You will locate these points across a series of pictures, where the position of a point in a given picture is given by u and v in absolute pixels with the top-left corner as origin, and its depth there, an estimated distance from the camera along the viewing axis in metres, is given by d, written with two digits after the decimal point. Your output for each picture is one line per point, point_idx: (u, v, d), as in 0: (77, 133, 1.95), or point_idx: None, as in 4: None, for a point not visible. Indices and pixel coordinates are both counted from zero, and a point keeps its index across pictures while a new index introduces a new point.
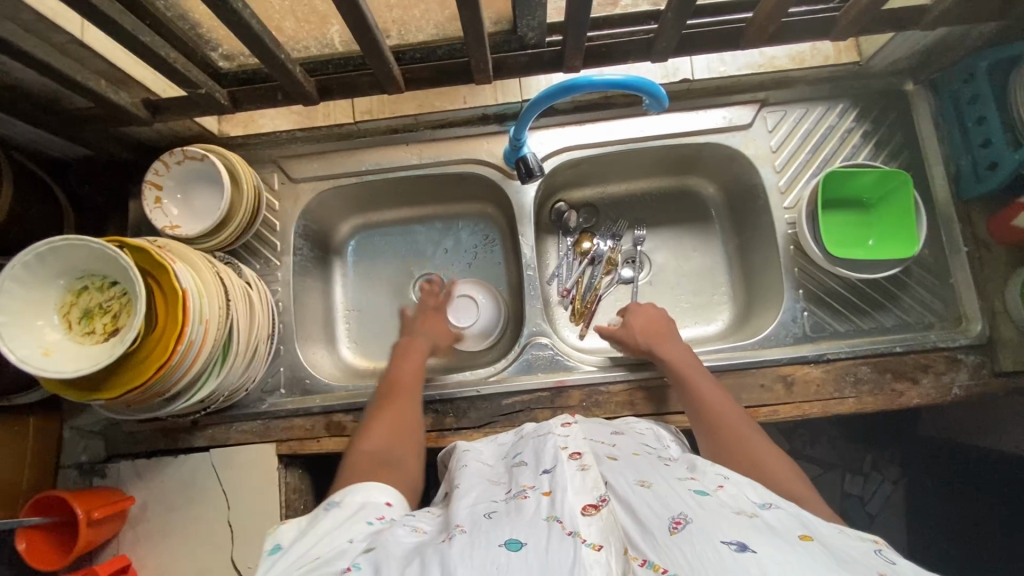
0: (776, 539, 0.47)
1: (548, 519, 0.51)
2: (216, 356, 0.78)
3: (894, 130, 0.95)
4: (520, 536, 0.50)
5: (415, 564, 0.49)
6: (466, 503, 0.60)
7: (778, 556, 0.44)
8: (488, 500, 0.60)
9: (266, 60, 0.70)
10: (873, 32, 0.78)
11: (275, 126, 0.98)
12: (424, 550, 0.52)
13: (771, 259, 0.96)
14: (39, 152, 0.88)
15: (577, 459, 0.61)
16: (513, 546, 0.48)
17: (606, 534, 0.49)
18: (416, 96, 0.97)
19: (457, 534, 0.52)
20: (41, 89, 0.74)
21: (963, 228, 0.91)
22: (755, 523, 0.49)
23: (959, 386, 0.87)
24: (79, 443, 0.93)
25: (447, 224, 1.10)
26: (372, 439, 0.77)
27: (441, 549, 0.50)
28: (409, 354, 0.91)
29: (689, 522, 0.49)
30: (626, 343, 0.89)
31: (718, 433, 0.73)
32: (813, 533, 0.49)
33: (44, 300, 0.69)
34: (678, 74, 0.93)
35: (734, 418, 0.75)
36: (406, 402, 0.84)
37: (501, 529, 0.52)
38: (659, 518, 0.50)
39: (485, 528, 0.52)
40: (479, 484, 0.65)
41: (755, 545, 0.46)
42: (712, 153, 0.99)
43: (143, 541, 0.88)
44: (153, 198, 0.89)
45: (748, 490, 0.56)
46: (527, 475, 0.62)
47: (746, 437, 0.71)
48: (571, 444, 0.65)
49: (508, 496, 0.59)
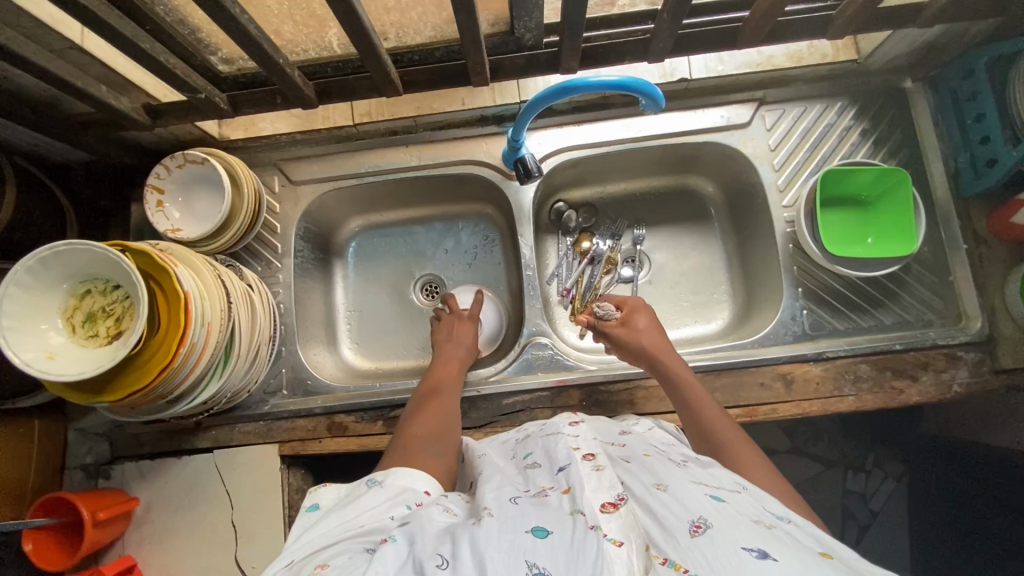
0: (795, 549, 0.47)
1: (572, 513, 0.52)
2: (218, 357, 0.79)
3: (893, 128, 0.95)
4: (546, 524, 0.51)
5: (445, 541, 0.51)
6: (490, 489, 0.60)
7: (799, 563, 0.45)
8: (507, 488, 0.60)
9: (265, 64, 0.71)
10: (870, 29, 0.78)
11: (275, 128, 0.98)
12: (455, 531, 0.52)
13: (770, 257, 0.96)
14: (41, 156, 0.89)
15: (591, 460, 0.61)
16: (540, 532, 0.50)
17: (626, 530, 0.49)
18: (415, 98, 0.98)
19: (486, 516, 0.53)
20: (43, 95, 0.75)
21: (962, 225, 0.90)
22: (775, 532, 0.49)
23: (959, 383, 0.87)
24: (84, 445, 0.94)
25: (447, 224, 1.11)
26: (414, 429, 0.77)
27: (471, 531, 0.51)
28: (447, 353, 0.92)
29: (709, 526, 0.49)
30: (631, 343, 0.86)
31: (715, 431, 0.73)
32: (832, 552, 0.49)
33: (49, 305, 0.70)
34: (676, 74, 0.93)
35: (725, 421, 0.75)
36: (449, 398, 0.84)
37: (528, 516, 0.53)
38: (678, 520, 0.51)
39: (513, 514, 0.53)
40: (495, 473, 0.66)
41: (776, 552, 0.46)
42: (710, 152, 0.99)
43: (148, 542, 0.89)
44: (154, 202, 0.90)
45: (767, 502, 0.56)
46: (542, 476, 0.62)
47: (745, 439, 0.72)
48: (584, 446, 0.65)
49: (526, 493, 0.59)
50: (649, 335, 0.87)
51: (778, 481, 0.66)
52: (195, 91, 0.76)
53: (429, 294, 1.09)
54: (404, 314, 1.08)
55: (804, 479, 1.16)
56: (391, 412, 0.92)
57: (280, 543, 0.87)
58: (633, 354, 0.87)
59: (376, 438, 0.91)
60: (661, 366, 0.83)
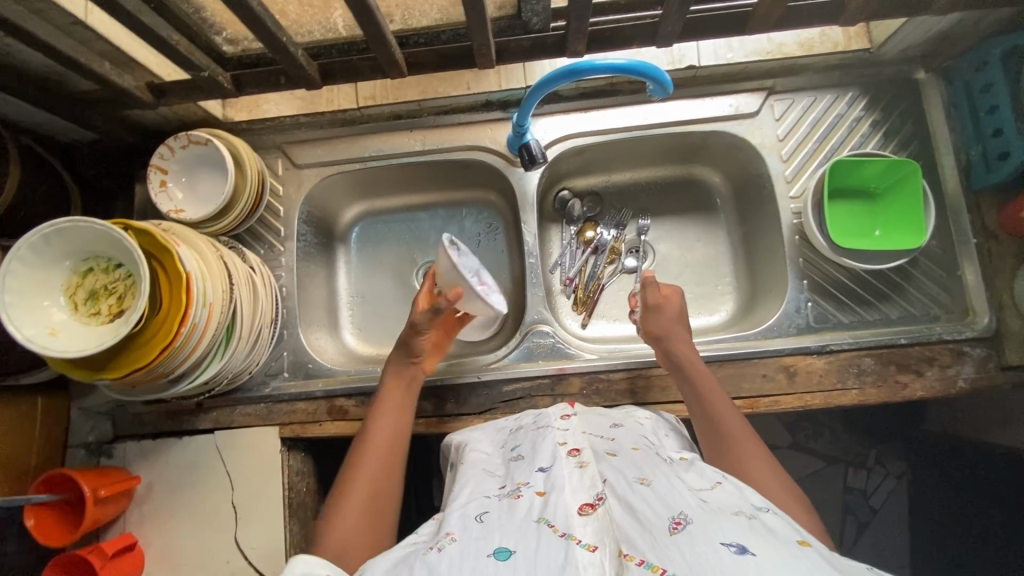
0: (776, 542, 0.47)
1: (538, 521, 0.52)
2: (220, 337, 0.79)
3: (904, 120, 0.93)
4: (509, 544, 0.50)
5: (403, 567, 0.51)
6: (458, 504, 0.60)
7: (778, 558, 0.44)
8: (481, 496, 0.60)
9: (269, 44, 0.70)
10: (884, 17, 0.77)
11: (279, 111, 0.96)
12: (411, 559, 0.52)
13: (776, 249, 0.95)
14: (46, 134, 0.89)
15: (575, 456, 0.61)
16: (502, 555, 0.49)
17: (601, 535, 0.49)
18: (419, 81, 0.95)
19: (448, 542, 0.53)
20: (46, 72, 0.74)
21: (971, 218, 0.89)
22: (754, 523, 0.49)
23: (964, 379, 0.86)
24: (86, 423, 0.94)
25: (450, 212, 1.10)
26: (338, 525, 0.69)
27: (429, 558, 0.51)
28: (385, 414, 0.80)
29: (689, 522, 0.49)
30: (655, 321, 0.84)
31: (716, 423, 0.73)
32: (811, 540, 0.49)
33: (51, 281, 0.70)
34: (684, 61, 0.91)
35: (733, 412, 0.75)
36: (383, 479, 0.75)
37: (491, 536, 0.52)
38: (658, 517, 0.50)
39: (476, 535, 0.53)
40: (475, 475, 0.66)
41: (755, 547, 0.45)
42: (718, 141, 0.98)
43: (148, 520, 0.90)
44: (158, 181, 0.90)
45: (748, 493, 0.56)
46: (522, 471, 0.62)
47: (744, 432, 0.72)
48: (570, 440, 0.64)
49: (501, 493, 0.60)
50: (675, 319, 0.84)
51: (778, 472, 0.67)
52: (199, 70, 0.75)
53: None
54: (405, 300, 1.07)
55: (805, 475, 1.16)
56: None
57: (279, 523, 0.88)
58: (654, 332, 0.84)
59: None
60: (675, 355, 0.81)
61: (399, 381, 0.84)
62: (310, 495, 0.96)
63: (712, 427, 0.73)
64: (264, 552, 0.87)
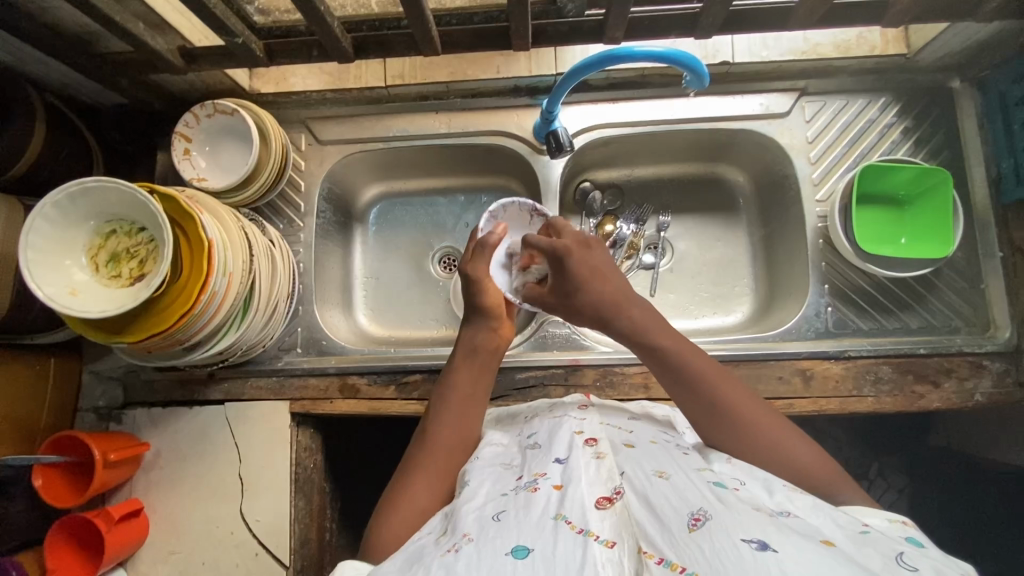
0: (797, 538, 0.46)
1: (556, 518, 0.51)
2: (237, 309, 0.78)
3: (936, 128, 0.92)
4: (526, 542, 0.49)
5: (418, 569, 0.49)
6: (474, 505, 0.57)
7: (801, 556, 0.43)
8: (497, 495, 0.58)
9: (306, 11, 0.69)
10: (926, 21, 0.76)
11: (306, 85, 0.96)
12: (427, 559, 0.51)
13: (798, 252, 0.95)
14: (73, 94, 0.89)
15: (592, 446, 0.60)
16: (519, 554, 0.48)
17: (619, 530, 0.49)
18: (449, 63, 0.95)
19: (464, 543, 0.51)
20: (79, 29, 0.74)
21: (999, 233, 0.88)
22: (777, 521, 0.49)
23: (981, 393, 0.85)
24: (97, 387, 0.94)
25: (470, 197, 1.10)
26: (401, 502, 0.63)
27: (446, 562, 0.49)
28: (454, 401, 0.72)
29: (708, 519, 0.48)
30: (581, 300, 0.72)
31: (730, 415, 0.63)
32: (834, 539, 0.48)
33: (75, 240, 0.70)
34: (718, 56, 0.90)
35: (766, 413, 0.64)
36: (447, 458, 0.68)
37: (509, 533, 0.51)
38: (677, 512, 0.50)
39: (492, 534, 0.51)
40: (491, 471, 0.63)
41: (776, 543, 0.45)
42: (747, 140, 0.97)
43: (156, 487, 0.90)
44: (181, 149, 0.89)
45: (768, 494, 0.55)
46: (537, 462, 0.61)
47: (745, 402, 0.64)
48: (587, 430, 0.64)
49: (518, 486, 0.58)
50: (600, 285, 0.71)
51: None
52: (232, 35, 0.74)
53: (446, 266, 1.07)
54: (420, 283, 1.07)
55: None
56: (403, 377, 0.92)
57: (285, 496, 0.88)
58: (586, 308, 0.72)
59: (388, 403, 0.91)
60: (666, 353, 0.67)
61: (471, 359, 0.75)
62: (316, 471, 0.95)
63: (700, 397, 0.65)
64: (268, 525, 0.87)
